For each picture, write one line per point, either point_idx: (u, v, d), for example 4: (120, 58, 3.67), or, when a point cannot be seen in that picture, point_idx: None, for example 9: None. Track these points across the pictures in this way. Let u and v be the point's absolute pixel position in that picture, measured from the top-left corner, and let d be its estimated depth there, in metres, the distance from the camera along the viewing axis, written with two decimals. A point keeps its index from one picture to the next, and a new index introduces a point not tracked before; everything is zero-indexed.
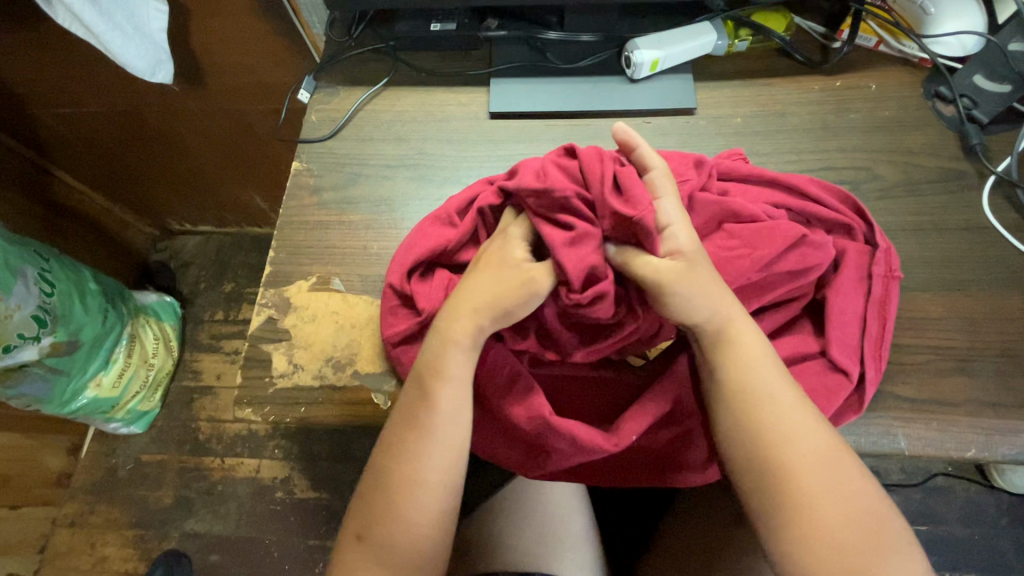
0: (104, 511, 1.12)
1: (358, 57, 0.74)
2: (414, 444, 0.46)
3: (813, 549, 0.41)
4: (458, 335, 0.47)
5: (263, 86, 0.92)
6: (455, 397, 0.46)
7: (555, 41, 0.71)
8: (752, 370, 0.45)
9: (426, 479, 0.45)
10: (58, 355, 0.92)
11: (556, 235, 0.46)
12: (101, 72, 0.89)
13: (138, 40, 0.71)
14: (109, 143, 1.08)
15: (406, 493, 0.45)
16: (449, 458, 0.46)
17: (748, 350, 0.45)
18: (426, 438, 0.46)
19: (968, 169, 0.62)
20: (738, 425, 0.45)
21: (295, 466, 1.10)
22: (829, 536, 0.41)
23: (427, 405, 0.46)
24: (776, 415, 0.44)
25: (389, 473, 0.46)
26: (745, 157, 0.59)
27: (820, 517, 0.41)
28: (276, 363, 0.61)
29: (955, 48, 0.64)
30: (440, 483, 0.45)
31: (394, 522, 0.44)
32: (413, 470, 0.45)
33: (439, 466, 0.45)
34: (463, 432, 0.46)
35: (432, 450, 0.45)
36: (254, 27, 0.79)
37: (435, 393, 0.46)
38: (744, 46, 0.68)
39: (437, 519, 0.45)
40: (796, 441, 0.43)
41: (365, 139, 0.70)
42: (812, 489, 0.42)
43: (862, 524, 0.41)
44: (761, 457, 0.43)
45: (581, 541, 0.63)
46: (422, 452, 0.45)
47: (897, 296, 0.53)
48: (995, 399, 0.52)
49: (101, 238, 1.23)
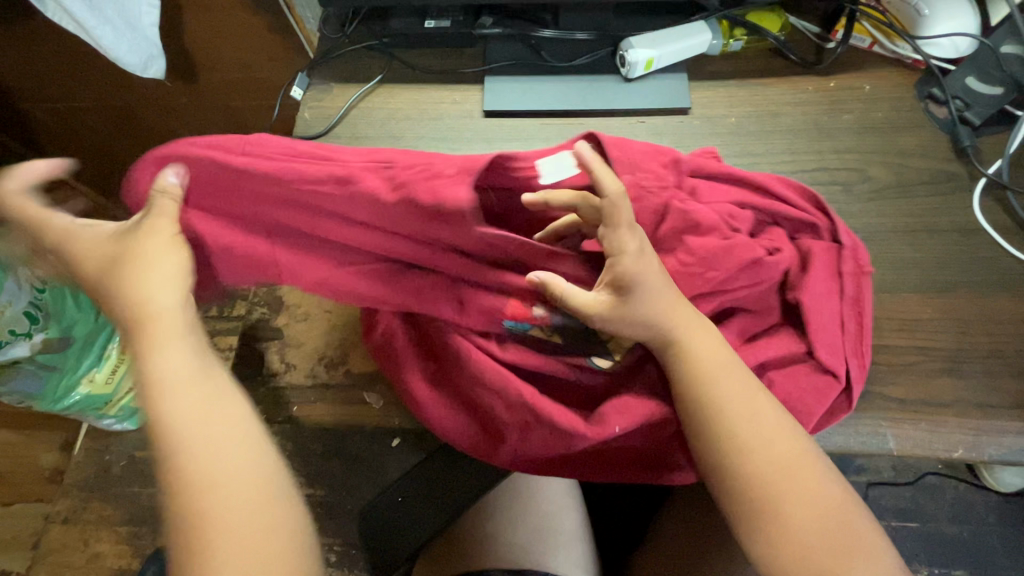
0: (97, 507, 1.08)
1: (352, 54, 0.74)
2: (181, 463, 0.38)
3: (785, 544, 0.42)
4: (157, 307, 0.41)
5: (256, 82, 0.91)
6: (177, 386, 0.40)
7: (550, 40, 0.70)
8: (721, 375, 0.45)
9: (195, 469, 0.38)
10: (50, 350, 0.94)
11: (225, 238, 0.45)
12: (91, 66, 0.88)
13: (129, 36, 0.71)
14: (98, 137, 1.07)
15: (190, 502, 0.37)
16: (225, 438, 0.39)
17: (712, 351, 0.46)
18: (186, 445, 0.38)
19: (959, 170, 0.62)
20: (709, 427, 0.45)
21: None
22: (796, 531, 0.42)
23: (165, 421, 0.39)
24: (741, 415, 0.44)
25: (184, 512, 0.37)
26: (717, 156, 0.59)
27: (792, 516, 0.42)
28: (270, 361, 0.64)
29: (949, 50, 0.64)
30: (211, 452, 0.38)
31: (215, 536, 0.36)
32: (204, 485, 0.37)
33: (196, 438, 0.39)
34: (196, 391, 0.40)
35: (176, 438, 0.39)
36: (247, 21, 0.79)
37: (159, 400, 0.39)
38: (739, 45, 0.69)
39: (253, 482, 0.38)
40: (764, 440, 0.44)
41: (359, 137, 0.70)
42: (782, 489, 0.43)
43: (829, 523, 0.42)
44: (732, 459, 0.44)
45: (574, 540, 0.64)
46: (186, 437, 0.39)
47: (869, 292, 0.53)
48: (984, 400, 0.52)
49: None
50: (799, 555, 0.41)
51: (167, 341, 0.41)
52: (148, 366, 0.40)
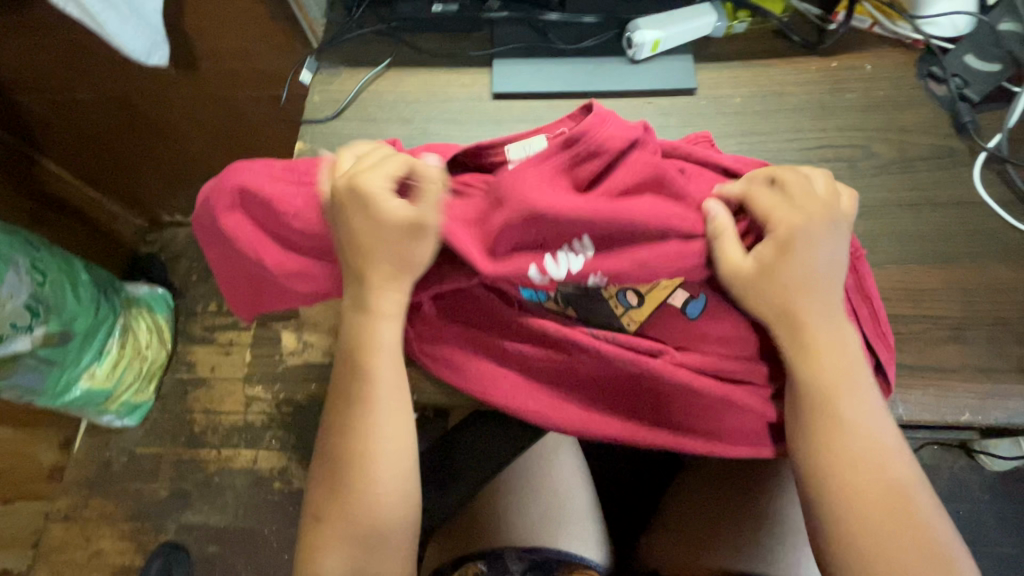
0: (98, 504, 1.10)
1: (359, 38, 0.74)
2: (358, 439, 0.48)
3: (848, 505, 0.43)
4: (380, 307, 0.48)
5: (259, 71, 0.91)
6: (394, 385, 0.49)
7: (557, 24, 0.71)
8: (835, 348, 0.46)
9: (377, 450, 0.47)
10: (51, 345, 0.92)
11: (246, 233, 0.54)
12: (91, 56, 0.88)
13: (134, 21, 0.71)
14: (94, 131, 1.06)
15: (358, 468, 0.47)
16: (397, 447, 0.48)
17: (827, 322, 0.46)
18: (369, 432, 0.48)
19: (960, 147, 0.63)
20: (816, 385, 0.46)
21: (292, 456, 1.07)
22: (863, 502, 0.43)
23: (369, 396, 0.48)
24: (843, 388, 0.45)
25: (348, 472, 0.47)
26: (713, 143, 0.57)
27: (865, 483, 0.43)
28: (287, 340, 0.68)
29: (947, 28, 0.65)
30: (390, 449, 0.48)
31: (352, 515, 0.47)
32: (369, 465, 0.47)
33: (386, 430, 0.48)
34: (397, 395, 0.49)
35: (370, 418, 0.48)
36: (251, 9, 0.79)
37: (369, 380, 0.49)
38: (742, 27, 0.70)
39: (402, 488, 0.47)
40: (858, 416, 0.45)
41: (368, 120, 0.70)
42: (861, 466, 0.44)
43: (898, 507, 0.43)
44: (827, 424, 0.45)
45: (585, 520, 0.64)
46: (372, 428, 0.48)
47: (870, 276, 0.52)
48: (989, 365, 0.54)
49: (87, 228, 1.21)
50: (857, 517, 0.43)
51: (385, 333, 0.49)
52: (374, 335, 0.49)
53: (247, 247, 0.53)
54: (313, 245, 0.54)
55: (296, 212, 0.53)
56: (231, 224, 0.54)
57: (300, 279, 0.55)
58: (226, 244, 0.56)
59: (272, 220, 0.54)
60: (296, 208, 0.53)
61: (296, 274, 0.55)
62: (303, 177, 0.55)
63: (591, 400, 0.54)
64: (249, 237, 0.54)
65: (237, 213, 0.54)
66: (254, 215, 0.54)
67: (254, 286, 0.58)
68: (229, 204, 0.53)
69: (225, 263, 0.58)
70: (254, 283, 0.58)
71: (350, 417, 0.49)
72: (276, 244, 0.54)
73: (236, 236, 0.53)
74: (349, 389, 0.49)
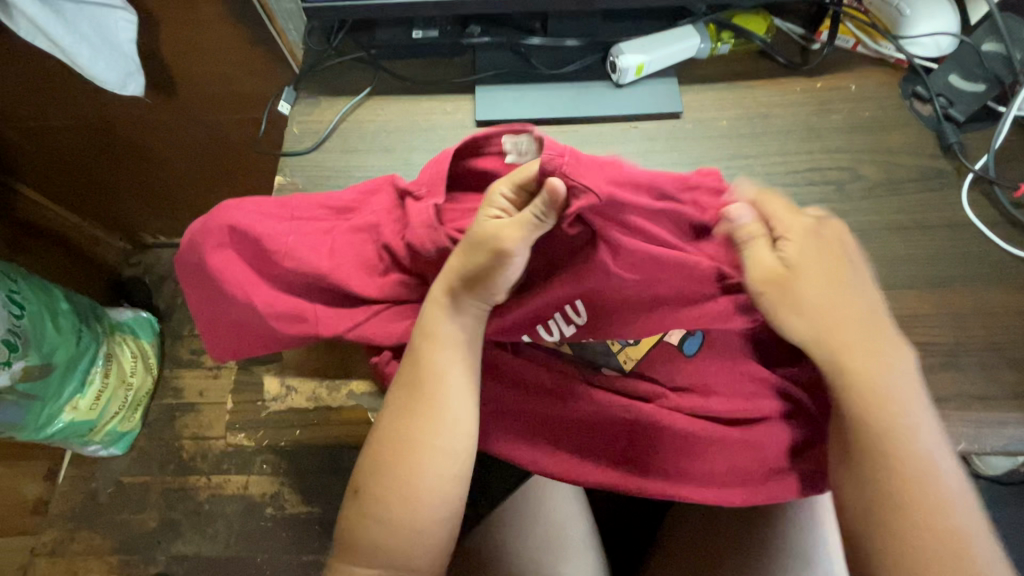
0: (85, 538, 1.07)
1: (338, 66, 0.73)
2: (413, 449, 0.44)
3: (897, 540, 0.37)
4: (441, 335, 0.46)
5: (239, 95, 0.89)
6: (462, 404, 0.46)
7: (539, 47, 0.70)
8: (886, 362, 0.40)
9: (426, 468, 0.44)
10: (30, 379, 0.89)
11: (235, 273, 0.52)
12: (66, 83, 0.86)
13: (106, 52, 0.69)
14: (74, 157, 1.04)
15: (404, 479, 0.44)
16: (447, 471, 0.45)
17: (871, 335, 0.41)
18: (425, 444, 0.44)
19: (946, 167, 0.63)
20: (866, 396, 0.40)
21: (285, 481, 1.04)
22: (906, 532, 0.37)
23: (433, 406, 0.45)
24: (900, 404, 0.40)
25: (392, 477, 0.44)
26: None
27: (913, 514, 0.37)
28: (269, 386, 0.63)
29: (931, 48, 0.65)
30: (440, 474, 0.44)
31: (388, 525, 0.44)
32: (415, 478, 0.44)
33: (444, 450, 0.45)
34: (464, 414, 0.46)
35: (432, 430, 0.45)
36: (228, 35, 0.77)
37: (437, 391, 0.45)
38: (727, 48, 0.69)
39: (443, 513, 0.44)
40: (910, 436, 0.39)
41: (350, 151, 0.69)
42: (907, 491, 0.38)
43: (954, 557, 0.36)
44: (879, 437, 0.39)
45: (583, 555, 0.61)
46: (426, 440, 0.44)
47: None
48: (983, 392, 0.53)
49: (69, 254, 1.19)
50: (900, 549, 0.37)
51: (448, 353, 0.46)
52: (438, 352, 0.46)
53: (234, 287, 0.52)
54: (303, 283, 0.53)
55: (287, 250, 0.52)
56: (219, 264, 0.52)
57: (291, 322, 0.53)
58: (211, 284, 0.54)
59: (261, 259, 0.53)
60: (287, 248, 0.52)
61: (286, 315, 0.53)
62: (294, 216, 0.55)
63: (580, 444, 0.52)
64: (238, 276, 0.52)
65: (226, 253, 0.52)
66: (244, 253, 0.53)
67: (237, 327, 0.56)
68: (218, 243, 0.52)
69: (207, 303, 0.56)
70: (237, 326, 0.56)
71: (407, 422, 0.45)
72: (266, 283, 0.53)
73: (223, 275, 0.52)
74: (414, 390, 0.46)
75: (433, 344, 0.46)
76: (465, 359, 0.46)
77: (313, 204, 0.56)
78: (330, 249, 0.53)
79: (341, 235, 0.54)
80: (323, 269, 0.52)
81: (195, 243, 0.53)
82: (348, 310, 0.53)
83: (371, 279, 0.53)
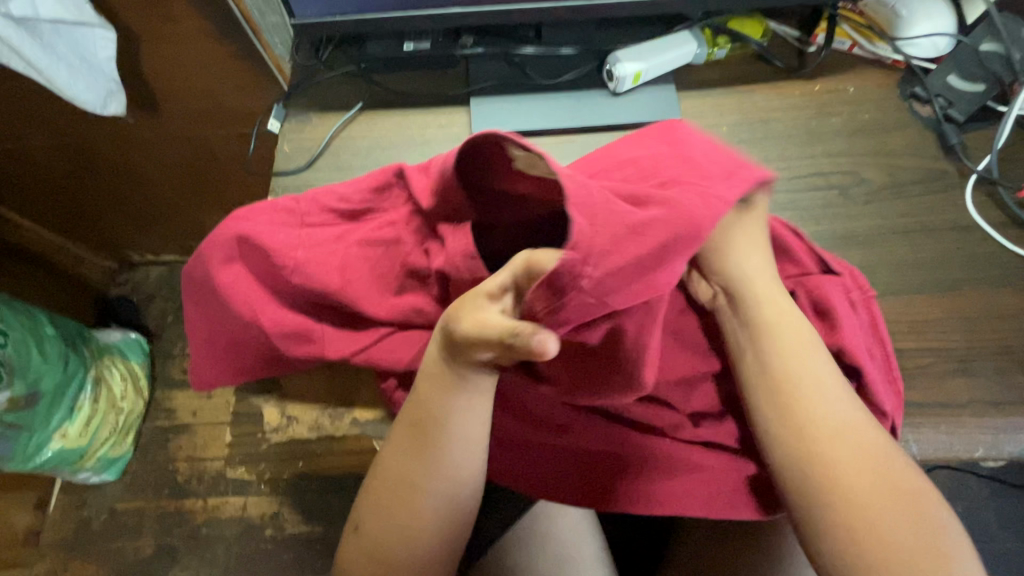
0: (78, 568, 1.02)
1: (329, 81, 0.71)
2: (412, 493, 0.42)
3: (858, 523, 0.38)
4: (440, 387, 0.41)
5: (227, 112, 0.87)
6: (464, 451, 0.42)
7: (533, 57, 0.69)
8: (800, 356, 0.44)
9: (426, 514, 0.42)
10: (17, 410, 0.86)
11: (243, 289, 0.50)
12: (45, 102, 0.83)
13: (85, 72, 0.66)
14: (56, 177, 1.00)
15: (403, 523, 0.42)
16: (443, 520, 0.43)
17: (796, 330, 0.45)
18: (425, 491, 0.42)
19: (950, 169, 0.62)
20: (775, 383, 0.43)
21: (284, 500, 0.97)
22: (867, 518, 0.38)
23: (430, 452, 0.42)
24: (807, 386, 0.43)
25: (390, 520, 0.43)
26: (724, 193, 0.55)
27: (859, 494, 0.39)
28: (269, 416, 0.63)
29: (928, 49, 0.65)
30: (441, 520, 0.43)
31: (384, 563, 0.43)
32: (413, 524, 0.42)
33: (445, 498, 0.42)
34: (472, 460, 0.43)
35: (434, 476, 0.42)
36: (213, 50, 0.75)
37: (441, 439, 0.42)
38: (723, 53, 0.69)
39: (442, 554, 0.43)
40: (822, 414, 0.42)
41: (343, 168, 0.67)
42: (853, 473, 0.39)
43: (910, 523, 0.38)
44: (797, 418, 0.42)
45: (594, 569, 0.53)
46: (427, 488, 0.42)
47: (880, 315, 0.52)
48: (998, 398, 0.53)
49: (52, 276, 1.15)
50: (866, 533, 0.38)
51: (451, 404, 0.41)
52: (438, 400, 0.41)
53: (241, 303, 0.50)
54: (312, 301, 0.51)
55: (295, 264, 0.48)
56: (230, 281, 0.50)
57: (297, 341, 0.51)
58: (215, 298, 0.52)
59: (270, 275, 0.50)
60: (295, 262, 0.49)
61: (293, 335, 0.51)
62: (306, 224, 0.51)
63: (591, 472, 0.50)
64: (246, 292, 0.50)
65: (236, 269, 0.51)
66: (251, 267, 0.50)
67: (237, 347, 0.53)
68: (226, 258, 0.51)
69: (207, 320, 0.54)
70: (235, 346, 0.54)
71: (407, 464, 0.43)
72: (272, 299, 0.51)
73: (231, 290, 0.50)
74: (416, 434, 0.43)
75: (433, 391, 0.41)
76: (474, 406, 0.42)
77: (323, 208, 0.51)
78: (343, 264, 0.49)
79: (354, 248, 0.49)
80: (334, 286, 0.49)
81: (204, 256, 0.52)
82: (353, 333, 0.51)
83: (384, 298, 0.49)
